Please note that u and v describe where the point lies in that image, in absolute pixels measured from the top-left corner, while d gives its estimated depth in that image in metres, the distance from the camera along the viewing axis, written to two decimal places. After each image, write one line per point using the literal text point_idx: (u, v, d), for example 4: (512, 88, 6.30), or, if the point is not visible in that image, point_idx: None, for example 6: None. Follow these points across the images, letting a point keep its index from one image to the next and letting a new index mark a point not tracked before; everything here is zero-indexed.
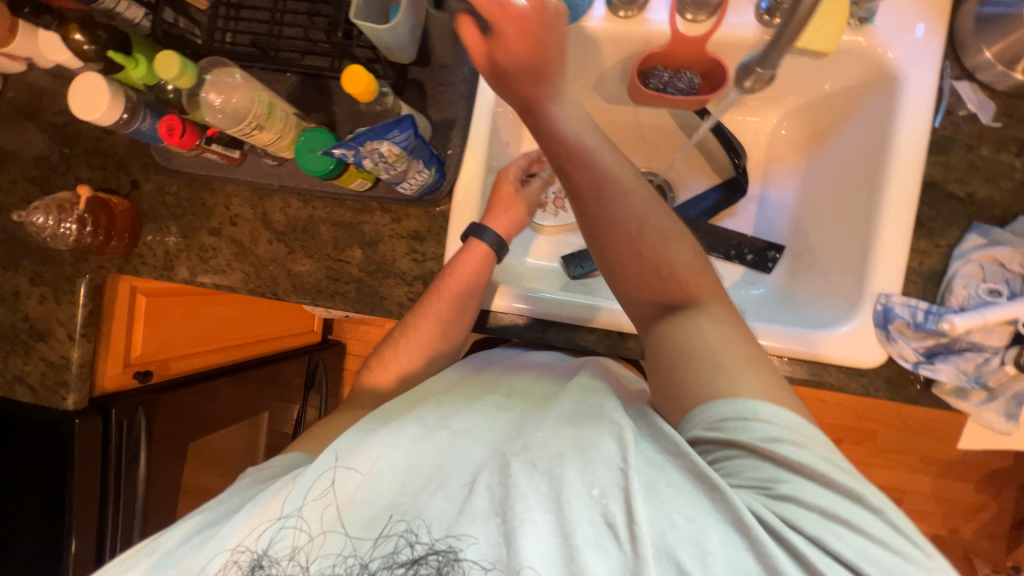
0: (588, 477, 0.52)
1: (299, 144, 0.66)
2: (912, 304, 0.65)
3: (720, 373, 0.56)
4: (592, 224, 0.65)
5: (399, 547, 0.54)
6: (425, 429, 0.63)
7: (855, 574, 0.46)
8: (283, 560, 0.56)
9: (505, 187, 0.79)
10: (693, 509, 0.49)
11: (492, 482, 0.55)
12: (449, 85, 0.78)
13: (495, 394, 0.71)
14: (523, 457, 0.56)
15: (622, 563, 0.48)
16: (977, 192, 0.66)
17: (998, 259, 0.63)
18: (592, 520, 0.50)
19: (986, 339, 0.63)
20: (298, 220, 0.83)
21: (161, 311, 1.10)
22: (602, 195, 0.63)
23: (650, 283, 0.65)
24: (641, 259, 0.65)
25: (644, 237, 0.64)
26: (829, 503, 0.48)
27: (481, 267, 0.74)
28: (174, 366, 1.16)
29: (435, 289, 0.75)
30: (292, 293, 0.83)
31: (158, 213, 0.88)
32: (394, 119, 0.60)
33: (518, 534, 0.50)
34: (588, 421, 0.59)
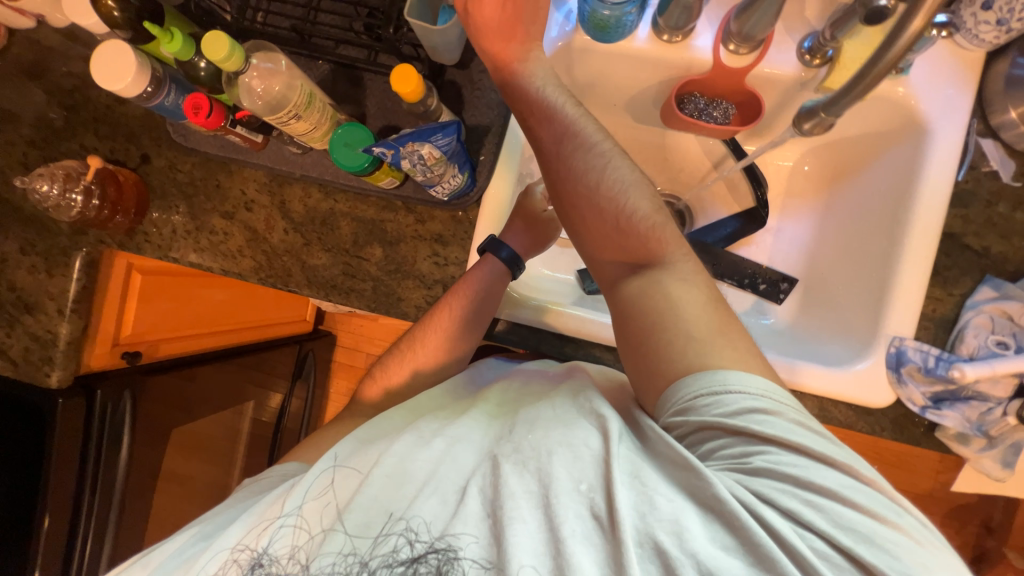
0: (576, 473, 0.50)
1: (335, 136, 0.65)
2: (924, 349, 0.67)
3: (688, 344, 0.53)
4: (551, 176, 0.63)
5: (399, 546, 0.51)
6: (420, 438, 0.59)
7: (833, 544, 0.44)
8: (283, 559, 0.55)
9: (530, 204, 0.77)
10: (676, 494, 0.47)
11: (481, 480, 0.53)
12: (486, 90, 0.77)
13: (487, 401, 0.67)
14: (511, 456, 0.53)
15: (608, 556, 0.46)
16: (991, 246, 0.69)
17: (1008, 313, 0.66)
18: (580, 515, 0.48)
19: (992, 390, 0.66)
20: (318, 212, 0.81)
21: (155, 290, 1.05)
22: (564, 146, 0.61)
23: (613, 240, 0.61)
24: (601, 211, 0.61)
25: (605, 190, 0.61)
26: (801, 469, 0.47)
27: (494, 284, 0.73)
28: (163, 349, 1.10)
29: (447, 305, 0.74)
30: (305, 287, 0.81)
31: (167, 190, 0.84)
32: (440, 124, 0.62)
33: (507, 531, 0.48)
34: (573, 415, 0.56)
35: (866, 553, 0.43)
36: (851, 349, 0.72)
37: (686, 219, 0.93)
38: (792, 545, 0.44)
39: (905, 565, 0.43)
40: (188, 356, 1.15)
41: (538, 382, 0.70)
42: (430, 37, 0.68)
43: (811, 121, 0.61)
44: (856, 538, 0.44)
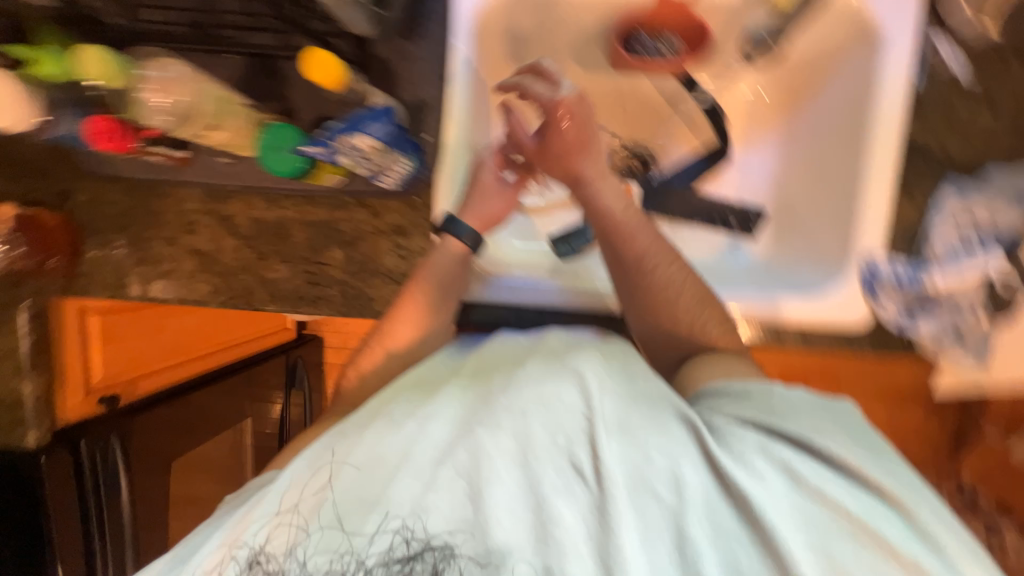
0: (553, 427, 0.50)
1: (265, 139, 0.68)
2: (895, 267, 0.69)
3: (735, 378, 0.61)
4: (635, 291, 0.68)
5: (394, 544, 0.48)
6: (392, 423, 0.56)
7: (849, 490, 0.46)
8: (281, 556, 0.50)
9: (484, 177, 0.72)
10: (666, 444, 0.49)
11: (458, 450, 0.51)
12: (417, 62, 0.71)
13: (460, 375, 0.64)
14: (485, 421, 0.52)
15: (591, 503, 0.47)
16: (950, 148, 0.68)
17: (971, 216, 0.68)
18: (558, 467, 0.49)
19: (961, 291, 0.68)
20: (266, 222, 0.76)
21: (119, 327, 1.02)
22: (607, 237, 0.66)
23: (678, 338, 0.69)
24: (676, 318, 0.68)
25: (673, 297, 0.67)
26: (822, 422, 0.50)
27: (456, 263, 0.72)
28: (143, 386, 1.06)
29: (413, 291, 0.70)
30: (269, 302, 0.78)
31: (100, 225, 0.78)
32: (371, 112, 0.65)
33: (485, 493, 0.48)
34: (547, 372, 0.56)
35: (880, 476, 0.47)
36: (823, 268, 0.73)
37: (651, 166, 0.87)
38: (806, 477, 0.46)
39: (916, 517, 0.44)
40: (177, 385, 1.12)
41: (513, 346, 0.67)
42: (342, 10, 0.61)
43: None
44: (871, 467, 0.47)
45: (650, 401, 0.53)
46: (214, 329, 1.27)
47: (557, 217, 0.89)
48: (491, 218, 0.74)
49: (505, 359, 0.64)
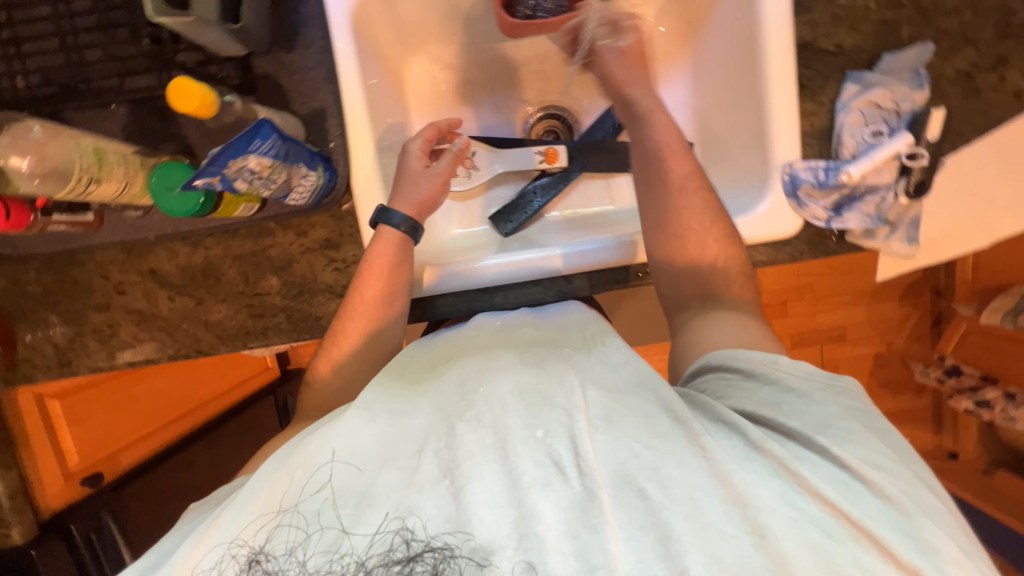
0: (530, 420, 0.49)
1: (153, 186, 0.57)
2: (812, 166, 0.68)
3: (742, 329, 0.62)
4: (665, 220, 0.68)
5: (394, 544, 0.45)
6: (366, 416, 0.53)
7: (841, 483, 0.46)
8: (281, 556, 0.47)
9: (410, 164, 0.71)
10: (651, 437, 0.47)
11: (436, 445, 0.50)
12: (305, 71, 0.69)
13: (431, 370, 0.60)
14: (464, 416, 0.51)
15: (571, 497, 0.45)
16: (842, 41, 0.69)
17: (874, 102, 0.67)
18: (537, 461, 0.47)
19: (879, 179, 0.67)
20: (194, 266, 0.75)
21: (83, 408, 0.99)
22: (653, 163, 0.70)
23: (699, 277, 0.68)
24: (704, 250, 0.67)
25: (699, 231, 0.67)
26: (827, 417, 0.50)
27: (397, 251, 0.69)
28: (125, 458, 1.03)
29: (361, 289, 0.68)
30: (219, 344, 0.76)
31: (29, 307, 0.76)
32: (251, 128, 0.52)
33: (467, 489, 0.46)
34: (522, 365, 0.55)
35: (879, 478, 0.46)
36: (755, 185, 0.71)
37: (572, 125, 0.93)
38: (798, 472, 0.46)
39: (908, 521, 0.44)
40: (165, 448, 1.09)
41: (486, 334, 0.65)
42: (199, 33, 0.55)
43: None
44: (870, 467, 0.46)
45: (639, 388, 0.53)
46: (197, 380, 1.19)
47: (490, 196, 0.92)
48: (428, 202, 0.72)
49: (479, 344, 0.62)
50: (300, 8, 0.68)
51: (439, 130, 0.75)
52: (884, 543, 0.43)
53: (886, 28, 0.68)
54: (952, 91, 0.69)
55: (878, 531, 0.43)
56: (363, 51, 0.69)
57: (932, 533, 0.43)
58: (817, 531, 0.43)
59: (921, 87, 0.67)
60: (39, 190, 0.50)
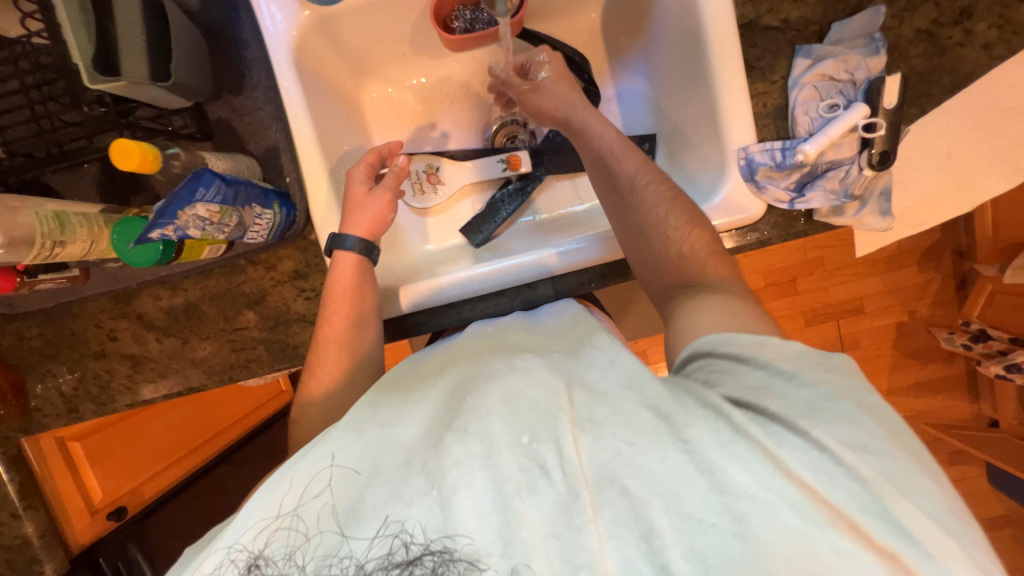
0: (516, 426, 0.46)
1: (116, 242, 0.59)
2: (768, 148, 0.65)
3: (722, 312, 0.59)
4: (623, 219, 0.68)
5: (393, 547, 0.43)
6: (356, 424, 0.52)
7: (841, 478, 0.42)
8: (279, 560, 0.45)
9: (354, 187, 0.71)
10: (639, 434, 0.44)
11: (424, 457, 0.47)
12: (255, 112, 0.71)
13: (423, 380, 0.60)
14: (452, 425, 0.48)
15: (558, 502, 0.42)
16: (790, 15, 0.66)
17: (826, 75, 0.65)
18: (523, 466, 0.44)
19: (839, 154, 0.64)
20: (176, 308, 0.78)
21: (104, 447, 1.07)
22: (605, 163, 0.69)
23: (671, 266, 0.66)
24: (668, 241, 0.65)
25: (659, 225, 0.65)
26: (823, 409, 0.46)
27: (357, 280, 0.70)
28: (146, 491, 1.16)
29: (338, 318, 0.68)
30: (207, 380, 0.80)
31: (35, 361, 0.81)
32: (192, 178, 0.55)
33: (453, 500, 0.43)
34: (500, 372, 0.53)
35: (875, 478, 0.42)
36: (715, 173, 0.69)
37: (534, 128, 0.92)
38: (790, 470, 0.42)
39: (909, 525, 0.40)
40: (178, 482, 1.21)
41: (482, 339, 0.66)
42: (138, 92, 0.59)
43: None
44: (846, 449, 0.43)
45: (626, 385, 0.50)
46: (211, 413, 1.25)
47: (460, 208, 0.91)
48: (379, 220, 0.72)
49: (469, 354, 0.61)
50: (244, 53, 0.71)
51: (381, 154, 0.75)
52: (885, 547, 0.39)
53: None
54: (914, 53, 0.65)
55: (870, 527, 0.40)
56: (308, 86, 0.71)
57: (912, 516, 0.40)
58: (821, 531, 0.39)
59: (878, 51, 0.64)
60: (5, 256, 0.53)
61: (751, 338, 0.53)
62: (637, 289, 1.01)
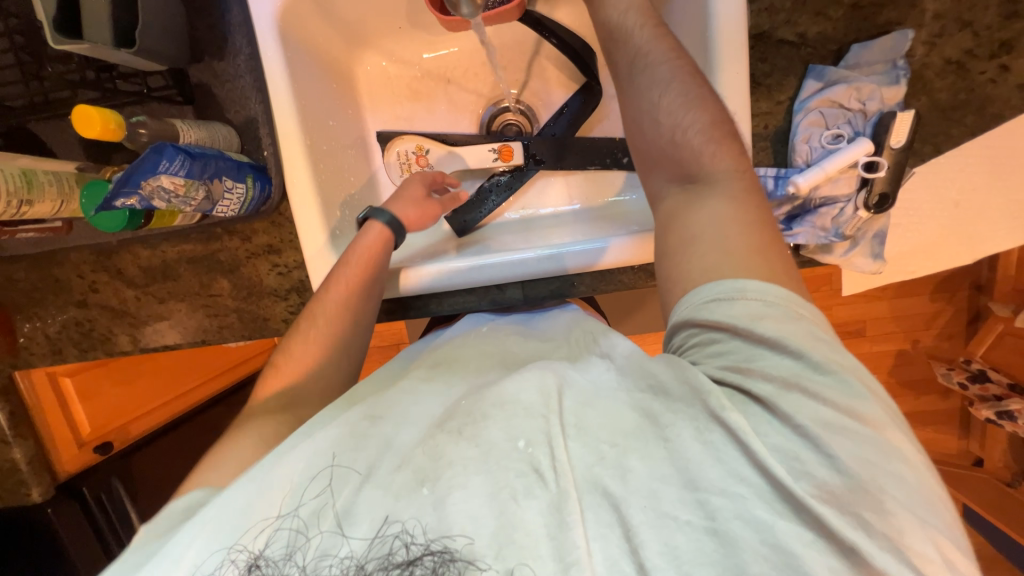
0: (512, 430, 0.46)
1: (83, 203, 0.60)
2: (760, 173, 0.61)
3: (726, 236, 0.49)
4: (625, 107, 0.58)
5: (393, 549, 0.42)
6: (354, 412, 0.53)
7: (840, 489, 0.38)
8: (279, 561, 0.43)
9: (416, 187, 0.75)
10: (619, 435, 0.44)
11: (420, 452, 0.47)
12: (235, 80, 0.70)
13: (420, 372, 0.61)
14: (445, 426, 0.49)
15: (553, 503, 0.42)
16: (808, 30, 0.60)
17: (836, 101, 0.60)
18: (520, 472, 0.43)
19: (835, 190, 0.60)
20: (154, 267, 0.79)
21: (90, 386, 1.09)
22: (612, 46, 0.60)
23: (671, 155, 0.55)
24: (668, 124, 0.55)
25: (663, 106, 0.55)
26: (826, 396, 0.40)
27: (382, 251, 0.70)
28: (133, 428, 1.20)
29: (346, 284, 0.67)
30: (182, 340, 0.82)
31: (21, 302, 0.83)
32: (154, 149, 0.55)
33: (447, 499, 0.43)
34: (501, 374, 0.55)
35: (884, 492, 0.37)
36: None
37: (530, 117, 0.87)
38: (773, 469, 0.39)
39: (907, 538, 0.36)
40: (166, 425, 1.26)
41: (474, 338, 0.69)
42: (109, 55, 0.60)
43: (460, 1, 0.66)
44: (829, 432, 0.39)
45: (613, 392, 0.49)
46: (205, 359, 1.32)
47: None
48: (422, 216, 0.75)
49: (473, 359, 0.63)
50: (227, 16, 0.68)
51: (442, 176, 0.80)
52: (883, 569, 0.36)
53: (860, 12, 0.60)
54: (939, 86, 0.60)
55: (856, 539, 0.36)
56: (291, 57, 0.68)
57: (905, 525, 0.36)
58: (820, 553, 0.37)
59: (898, 82, 0.59)
60: None
61: (725, 286, 0.47)
62: (618, 294, 0.99)
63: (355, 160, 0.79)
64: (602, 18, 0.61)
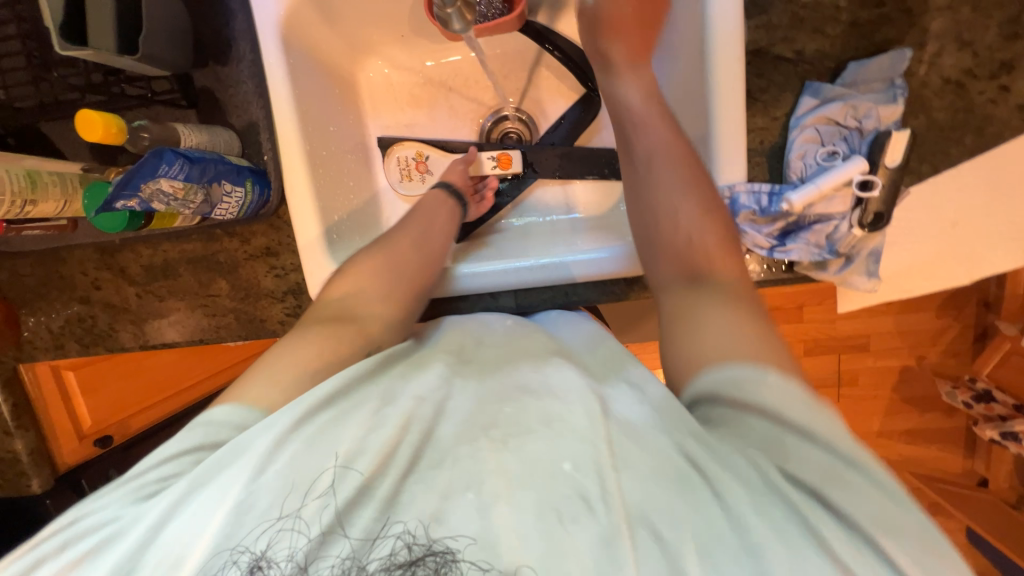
0: (555, 450, 0.43)
1: (86, 204, 0.62)
2: (755, 189, 0.61)
3: (739, 322, 0.48)
4: (636, 194, 0.60)
5: (394, 549, 0.39)
6: (377, 398, 0.48)
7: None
8: (281, 562, 0.39)
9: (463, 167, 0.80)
10: (664, 480, 0.41)
11: (458, 456, 0.44)
12: (239, 85, 0.71)
13: (446, 354, 0.57)
14: (488, 432, 0.45)
15: (602, 531, 0.39)
16: (805, 47, 0.61)
17: (832, 119, 0.60)
18: (567, 494, 0.41)
19: (829, 208, 0.60)
20: (155, 266, 0.81)
21: (99, 378, 1.12)
22: (629, 132, 0.62)
23: (678, 253, 0.56)
24: (676, 223, 0.56)
25: (672, 202, 0.57)
26: (864, 487, 0.39)
27: (448, 217, 0.73)
28: (133, 424, 1.23)
29: (417, 235, 0.69)
30: (180, 338, 0.83)
31: (26, 296, 0.85)
32: (153, 154, 0.57)
33: (495, 507, 0.40)
34: (536, 374, 0.52)
35: None
36: None
37: (530, 125, 0.87)
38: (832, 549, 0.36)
39: None
40: (162, 421, 1.29)
41: (499, 334, 0.62)
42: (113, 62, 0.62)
43: (452, 21, 0.71)
44: (875, 526, 0.37)
45: (657, 421, 0.45)
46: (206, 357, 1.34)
47: None
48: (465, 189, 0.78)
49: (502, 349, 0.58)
50: (233, 23, 0.70)
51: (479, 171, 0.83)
52: None
53: (858, 30, 0.60)
54: (938, 106, 0.60)
55: None
56: (294, 64, 0.70)
57: None
58: None
59: (895, 100, 0.59)
60: None
61: (754, 372, 0.43)
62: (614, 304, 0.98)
63: (356, 165, 0.80)
64: (621, 104, 0.64)
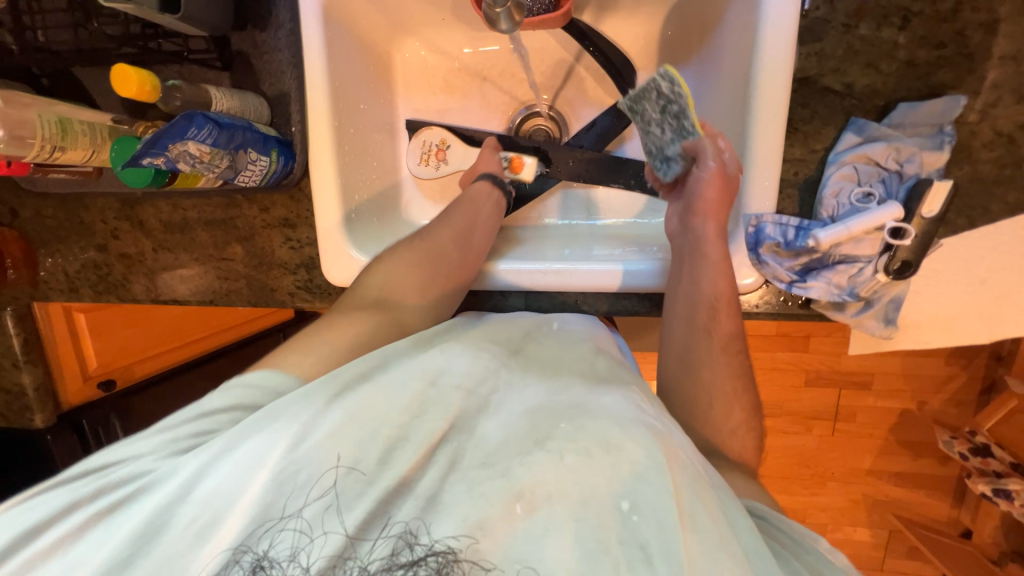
0: (612, 483, 0.45)
1: (114, 156, 0.62)
2: (783, 222, 0.60)
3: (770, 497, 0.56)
4: (679, 328, 0.62)
5: (398, 548, 0.43)
6: (413, 388, 0.51)
7: None
8: (284, 562, 0.42)
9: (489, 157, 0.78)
10: (704, 551, 0.42)
11: (512, 475, 0.46)
12: (274, 53, 0.70)
13: (492, 347, 0.59)
14: (543, 444, 0.47)
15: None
16: (855, 81, 0.59)
17: (872, 158, 0.58)
18: (620, 539, 0.43)
19: (856, 250, 0.58)
20: (173, 223, 0.82)
21: (102, 324, 1.12)
22: (690, 263, 0.61)
23: (701, 404, 0.60)
24: (707, 380, 0.60)
25: (710, 368, 0.60)
26: None
27: (486, 207, 0.75)
28: (137, 370, 1.24)
29: (462, 234, 0.72)
30: (190, 297, 0.84)
31: (45, 237, 0.86)
32: (184, 116, 0.57)
33: (546, 543, 0.42)
34: (588, 394, 0.53)
35: None
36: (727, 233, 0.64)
37: (560, 124, 0.85)
38: None
39: None
40: (168, 370, 1.30)
41: (543, 334, 0.64)
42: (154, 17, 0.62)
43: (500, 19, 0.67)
44: None
45: (689, 466, 0.47)
46: (213, 314, 1.35)
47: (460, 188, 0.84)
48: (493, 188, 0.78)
49: (553, 359, 0.60)
50: None
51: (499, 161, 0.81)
52: None
53: (913, 70, 0.58)
54: (985, 158, 0.58)
55: None
56: (332, 38, 0.69)
57: None
58: None
59: (941, 147, 0.57)
60: (9, 150, 0.56)
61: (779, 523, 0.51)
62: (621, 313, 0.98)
63: (383, 144, 0.80)
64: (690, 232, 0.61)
